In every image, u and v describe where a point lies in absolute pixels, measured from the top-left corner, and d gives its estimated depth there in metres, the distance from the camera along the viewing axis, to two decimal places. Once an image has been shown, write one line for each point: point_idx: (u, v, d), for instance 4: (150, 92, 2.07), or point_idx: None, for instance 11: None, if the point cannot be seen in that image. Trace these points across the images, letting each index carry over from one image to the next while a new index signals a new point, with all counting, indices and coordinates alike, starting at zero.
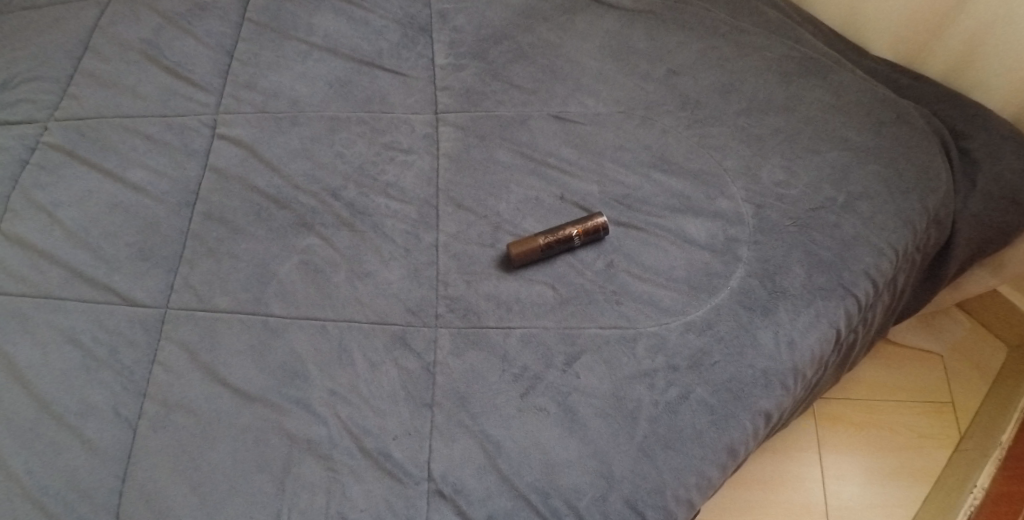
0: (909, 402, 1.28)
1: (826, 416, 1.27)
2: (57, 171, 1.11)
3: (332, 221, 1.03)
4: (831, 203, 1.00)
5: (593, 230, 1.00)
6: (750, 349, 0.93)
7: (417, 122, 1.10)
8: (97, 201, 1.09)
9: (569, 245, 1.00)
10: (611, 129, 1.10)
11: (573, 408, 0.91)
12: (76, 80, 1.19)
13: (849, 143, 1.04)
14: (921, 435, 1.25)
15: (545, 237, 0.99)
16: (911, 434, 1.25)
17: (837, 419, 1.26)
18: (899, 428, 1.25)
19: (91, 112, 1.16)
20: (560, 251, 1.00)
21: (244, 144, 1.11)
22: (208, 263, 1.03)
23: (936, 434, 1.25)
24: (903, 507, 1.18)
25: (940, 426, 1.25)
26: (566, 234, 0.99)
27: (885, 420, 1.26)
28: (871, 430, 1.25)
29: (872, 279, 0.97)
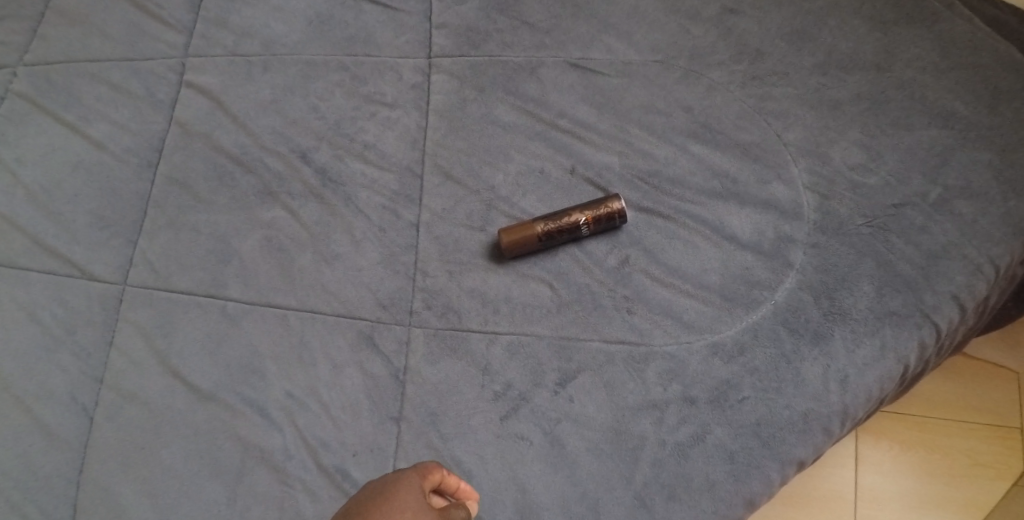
0: (973, 422, 1.04)
1: (870, 428, 1.05)
2: (21, 124, 0.99)
3: (300, 190, 0.88)
4: (919, 200, 0.79)
5: (607, 219, 0.80)
6: (791, 384, 0.76)
7: (405, 68, 0.93)
8: (60, 157, 0.97)
9: (574, 236, 0.81)
10: (642, 83, 0.88)
11: (561, 439, 0.76)
12: (48, 18, 1.04)
13: (955, 119, 0.81)
14: (978, 463, 1.03)
15: (545, 224, 0.80)
16: (966, 459, 1.03)
17: (882, 433, 1.05)
18: (954, 451, 1.03)
19: (60, 55, 1.02)
20: (564, 241, 0.82)
21: (211, 94, 0.97)
22: (168, 235, 0.90)
23: (998, 462, 1.02)
24: None
25: (1005, 454, 1.03)
26: (572, 223, 0.80)
27: (939, 440, 1.04)
28: (919, 451, 1.04)
29: (960, 304, 0.77)
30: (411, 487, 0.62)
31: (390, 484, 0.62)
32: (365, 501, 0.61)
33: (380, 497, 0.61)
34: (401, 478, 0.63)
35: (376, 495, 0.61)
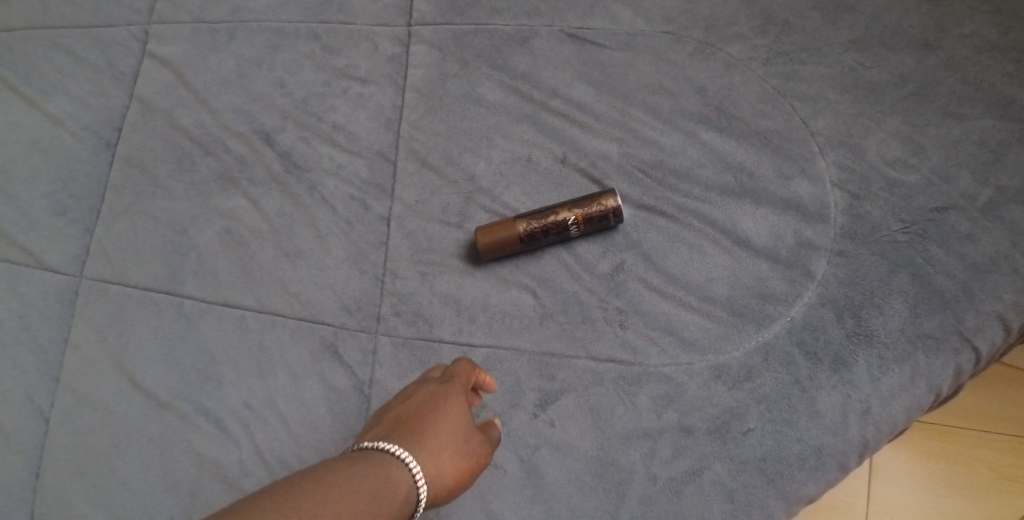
0: (999, 432, 0.91)
1: None
2: None
3: (262, 177, 0.80)
4: (965, 203, 0.68)
5: (602, 220, 0.70)
6: (804, 415, 0.65)
7: (381, 38, 0.82)
8: (11, 133, 0.88)
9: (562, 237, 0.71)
10: (648, 58, 0.76)
11: (539, 468, 0.67)
12: None
13: (1014, 108, 0.69)
14: (1002, 476, 0.90)
15: (527, 222, 0.70)
16: (988, 472, 0.90)
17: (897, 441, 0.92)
18: (976, 463, 0.91)
19: (21, 21, 0.91)
20: (550, 242, 0.72)
21: (173, 65, 0.87)
22: (124, 223, 0.82)
23: None
24: None
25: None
26: (561, 222, 0.70)
27: (961, 451, 0.91)
28: (937, 462, 0.91)
29: (1007, 325, 0.65)
30: (458, 401, 0.59)
31: (436, 392, 0.59)
32: (411, 410, 0.57)
33: (427, 405, 0.58)
34: (447, 388, 0.60)
35: (421, 403, 0.58)
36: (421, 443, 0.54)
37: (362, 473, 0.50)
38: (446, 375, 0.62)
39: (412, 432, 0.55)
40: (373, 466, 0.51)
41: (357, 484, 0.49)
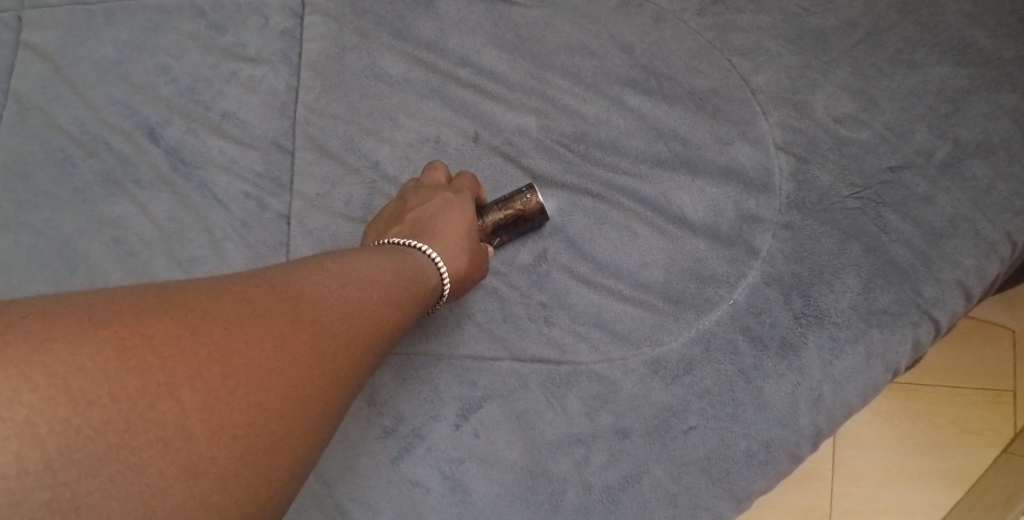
0: (960, 386, 0.87)
1: None
2: None
3: (148, 178, 0.71)
4: (923, 159, 0.60)
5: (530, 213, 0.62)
6: (750, 408, 0.59)
7: (272, 11, 0.73)
8: None
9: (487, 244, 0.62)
10: (567, 16, 0.67)
11: (464, 484, 0.61)
12: None
13: (973, 52, 0.61)
14: (966, 431, 0.85)
15: None
16: (953, 427, 0.86)
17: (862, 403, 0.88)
18: (940, 420, 0.86)
19: None
20: None
21: (47, 56, 0.77)
22: (2, 240, 0.72)
23: (988, 430, 0.85)
24: None
25: (997, 420, 0.85)
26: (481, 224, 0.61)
27: (924, 408, 0.87)
28: (901, 420, 0.87)
29: (968, 294, 0.59)
30: (466, 209, 0.59)
31: (446, 200, 0.59)
32: (426, 219, 0.58)
33: (439, 212, 0.58)
34: (456, 196, 0.60)
35: (433, 210, 0.58)
36: (444, 242, 0.56)
37: (401, 258, 0.52)
38: (454, 187, 0.61)
39: (434, 233, 0.56)
40: (409, 254, 0.53)
41: (400, 263, 0.51)
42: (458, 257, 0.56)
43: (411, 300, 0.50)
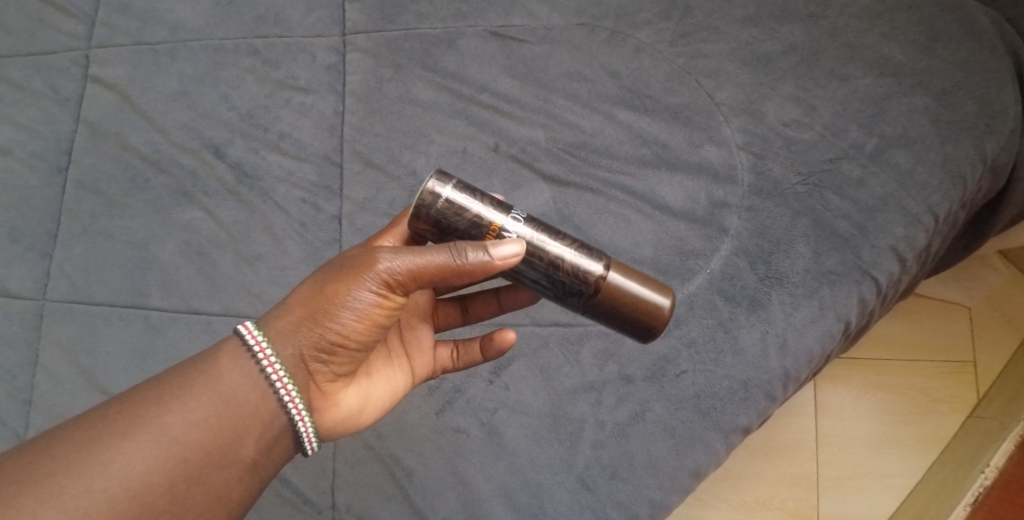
0: (924, 360, 1.04)
1: (826, 376, 1.06)
2: None
3: (214, 188, 0.84)
4: (856, 151, 0.75)
5: (455, 209, 0.58)
6: (728, 354, 0.73)
7: (318, 48, 0.86)
8: None
9: (538, 249, 0.59)
10: (567, 49, 0.83)
11: (498, 428, 0.74)
12: None
13: (891, 65, 0.76)
14: (934, 399, 1.03)
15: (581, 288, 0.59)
16: (922, 397, 1.03)
17: (839, 381, 1.05)
18: (910, 391, 1.04)
19: None
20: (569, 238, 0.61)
21: (117, 89, 0.90)
22: (83, 244, 0.86)
23: (953, 398, 1.03)
24: (905, 480, 1.00)
25: (960, 388, 1.03)
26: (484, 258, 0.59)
27: (895, 381, 1.04)
28: (877, 394, 1.04)
29: (901, 256, 0.73)
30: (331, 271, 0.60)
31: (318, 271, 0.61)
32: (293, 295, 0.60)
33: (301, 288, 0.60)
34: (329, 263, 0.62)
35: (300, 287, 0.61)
36: (281, 325, 0.57)
37: (223, 381, 0.56)
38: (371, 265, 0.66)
39: (270, 324, 0.57)
40: (232, 373, 0.56)
41: (218, 402, 0.55)
42: (287, 340, 0.57)
43: (214, 450, 0.54)
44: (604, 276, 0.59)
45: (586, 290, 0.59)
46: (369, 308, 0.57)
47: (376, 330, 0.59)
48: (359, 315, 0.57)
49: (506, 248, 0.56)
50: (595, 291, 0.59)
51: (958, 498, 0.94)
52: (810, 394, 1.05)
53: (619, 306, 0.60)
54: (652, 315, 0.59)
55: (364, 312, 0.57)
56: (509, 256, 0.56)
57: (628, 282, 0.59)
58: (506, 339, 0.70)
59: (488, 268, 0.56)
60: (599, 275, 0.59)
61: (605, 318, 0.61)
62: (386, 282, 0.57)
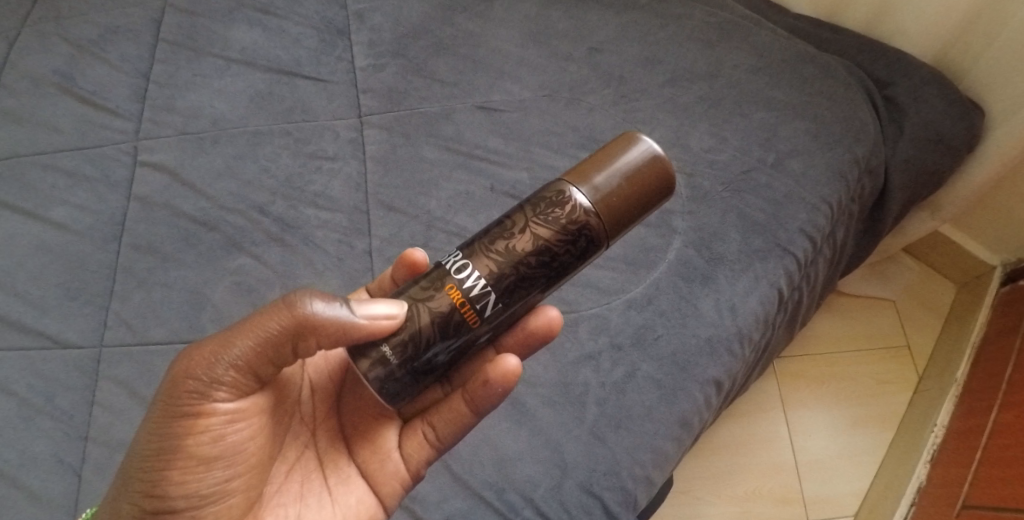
0: (871, 348, 1.36)
1: (789, 374, 1.34)
2: None
3: (261, 239, 1.01)
4: (762, 163, 1.00)
5: (414, 323, 0.70)
6: (692, 318, 0.92)
7: (340, 127, 1.08)
8: (37, 247, 1.04)
9: (520, 258, 0.70)
10: (537, 114, 1.08)
11: (519, 400, 0.89)
12: (13, 127, 1.13)
13: (775, 106, 1.05)
14: (883, 382, 1.32)
15: (585, 223, 0.70)
16: (873, 382, 1.33)
17: (800, 378, 1.33)
18: (861, 378, 1.33)
19: (30, 151, 1.11)
20: (527, 208, 0.72)
21: (166, 169, 1.07)
22: (139, 295, 1.00)
23: (898, 379, 1.33)
24: (868, 452, 1.26)
25: (903, 370, 1.34)
26: (496, 310, 0.70)
27: (848, 370, 1.34)
28: (835, 383, 1.33)
29: (808, 235, 0.97)
30: None
31: None
32: None
33: None
34: None
35: None
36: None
37: None
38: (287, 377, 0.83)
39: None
40: None
41: None
42: None
43: None
44: (590, 204, 0.70)
45: (594, 222, 0.70)
46: (187, 454, 0.70)
47: (208, 475, 0.71)
48: (172, 467, 0.69)
49: (385, 303, 0.70)
50: (598, 213, 0.70)
51: (916, 455, 1.19)
52: (775, 391, 1.33)
53: (628, 199, 0.71)
54: (648, 176, 0.72)
55: (173, 460, 0.69)
56: (394, 313, 0.69)
57: (606, 180, 0.71)
58: (510, 367, 0.77)
59: (351, 328, 0.68)
60: (587, 205, 0.70)
61: (628, 215, 0.72)
62: (200, 419, 0.70)
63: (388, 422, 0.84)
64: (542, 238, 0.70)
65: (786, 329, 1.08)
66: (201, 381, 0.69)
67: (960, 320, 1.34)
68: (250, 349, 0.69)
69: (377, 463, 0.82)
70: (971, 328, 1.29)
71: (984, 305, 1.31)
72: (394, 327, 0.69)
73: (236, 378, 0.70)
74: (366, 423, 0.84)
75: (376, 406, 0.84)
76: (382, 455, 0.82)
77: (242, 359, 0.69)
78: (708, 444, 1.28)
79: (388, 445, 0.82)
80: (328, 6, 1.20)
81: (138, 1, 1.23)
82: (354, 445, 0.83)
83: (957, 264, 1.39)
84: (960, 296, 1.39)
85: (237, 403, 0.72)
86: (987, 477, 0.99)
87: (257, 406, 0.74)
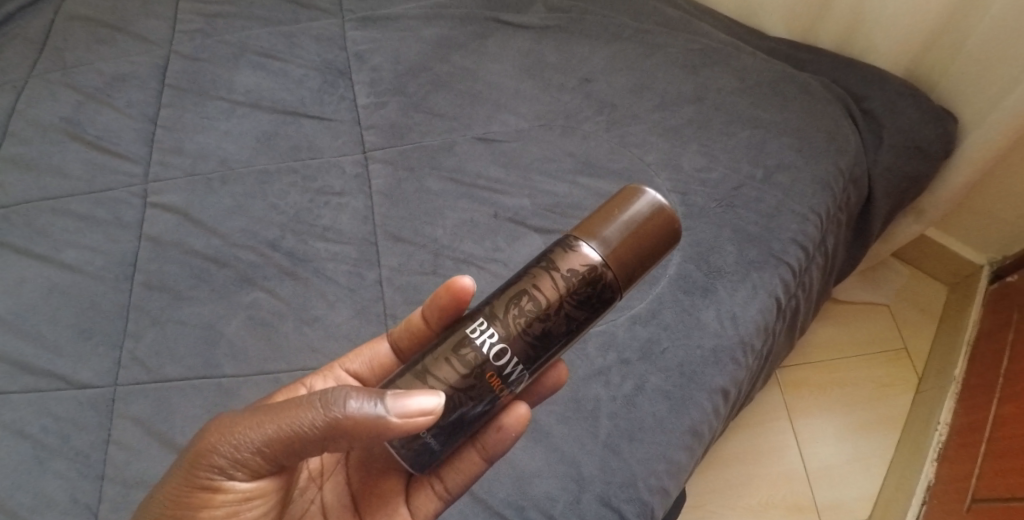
0: (870, 354, 1.43)
1: (791, 383, 1.41)
2: (6, 267, 1.08)
3: (273, 273, 1.04)
4: (752, 179, 1.05)
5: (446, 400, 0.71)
6: (696, 329, 0.96)
7: (346, 163, 1.12)
8: (48, 290, 1.06)
9: (543, 322, 0.72)
10: (535, 143, 1.12)
11: (533, 418, 0.92)
12: (23, 175, 1.15)
13: (761, 124, 1.10)
14: (885, 385, 1.39)
15: (602, 281, 0.72)
16: (875, 387, 1.39)
17: (802, 386, 1.40)
18: (862, 383, 1.40)
19: (40, 197, 1.14)
20: (542, 268, 0.73)
21: (176, 210, 1.10)
22: (153, 333, 1.01)
23: (898, 382, 1.39)
24: (875, 455, 1.32)
25: (902, 373, 1.40)
26: (521, 376, 0.72)
27: (849, 375, 1.41)
28: (838, 390, 1.39)
29: (801, 245, 1.01)
30: None
31: None
32: None
33: None
34: None
35: None
36: None
37: None
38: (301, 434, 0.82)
39: None
40: None
41: None
42: None
43: None
44: (604, 262, 0.72)
45: (609, 276, 0.72)
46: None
47: None
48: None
49: (426, 398, 0.68)
50: (612, 268, 0.72)
51: (923, 454, 1.25)
52: (779, 401, 1.39)
53: (638, 252, 0.73)
54: (657, 228, 0.74)
55: None
56: (433, 408, 0.68)
57: (616, 233, 0.73)
58: (522, 414, 0.81)
59: (388, 429, 0.66)
60: (600, 261, 0.72)
61: (639, 267, 0.74)
62: (215, 492, 0.70)
63: (394, 476, 0.83)
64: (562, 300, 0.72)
65: (786, 338, 1.11)
66: (222, 461, 0.69)
67: (952, 321, 1.42)
68: (273, 437, 0.68)
69: (385, 518, 0.82)
70: (964, 327, 1.36)
71: (974, 304, 1.38)
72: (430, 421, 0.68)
73: (257, 461, 0.70)
74: (374, 478, 0.83)
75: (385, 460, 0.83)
76: (391, 511, 0.82)
77: (264, 447, 0.69)
78: (718, 457, 1.33)
79: (397, 500, 0.83)
80: (329, 48, 1.24)
81: (142, 49, 1.27)
82: (361, 499, 0.83)
83: (945, 266, 1.47)
84: (950, 297, 1.47)
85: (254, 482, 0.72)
86: (998, 471, 1.04)
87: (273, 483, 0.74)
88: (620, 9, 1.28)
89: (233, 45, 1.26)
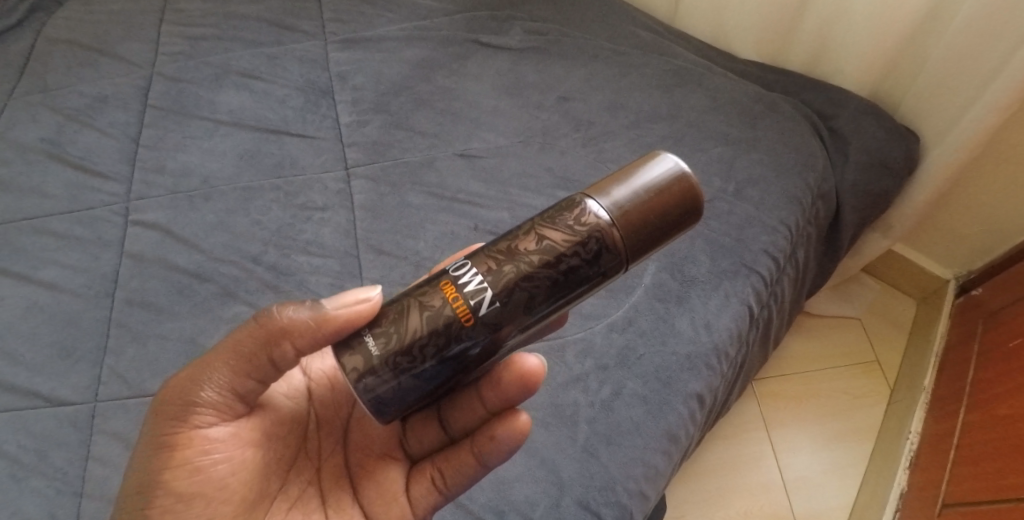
0: (844, 365, 1.46)
1: (768, 394, 1.44)
2: None
3: (255, 286, 1.05)
4: (723, 192, 1.09)
5: (400, 317, 0.71)
6: (671, 336, 0.98)
7: (329, 179, 1.14)
8: (27, 308, 1.06)
9: (531, 265, 0.70)
10: (514, 158, 1.15)
11: None
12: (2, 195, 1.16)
13: (732, 139, 1.14)
14: (859, 396, 1.43)
15: (606, 241, 0.71)
16: (849, 397, 1.42)
17: (779, 397, 1.43)
18: (837, 393, 1.43)
19: (21, 216, 1.14)
20: (552, 214, 0.73)
21: (158, 227, 1.11)
22: (134, 348, 1.02)
23: (872, 394, 1.43)
24: (852, 465, 1.35)
25: (875, 384, 1.44)
26: (492, 313, 0.70)
27: (825, 385, 1.44)
28: (813, 401, 1.42)
29: (772, 255, 1.05)
30: None
31: None
32: None
33: None
34: None
35: None
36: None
37: None
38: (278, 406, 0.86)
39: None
40: None
41: None
42: None
43: None
44: (609, 221, 0.71)
45: (611, 238, 0.71)
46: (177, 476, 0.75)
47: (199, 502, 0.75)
48: (155, 505, 0.74)
49: (362, 291, 0.74)
50: (617, 229, 0.71)
51: (895, 463, 1.28)
52: (756, 413, 1.41)
53: (650, 222, 0.71)
54: (673, 194, 0.72)
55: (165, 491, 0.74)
56: (369, 295, 0.73)
57: (630, 195, 0.71)
58: (521, 422, 0.82)
59: (321, 318, 0.73)
60: (603, 218, 0.71)
61: (649, 236, 0.72)
62: (189, 444, 0.75)
63: (393, 463, 0.87)
64: (563, 252, 0.71)
65: (760, 347, 1.14)
66: (181, 406, 0.75)
67: (921, 333, 1.46)
68: (223, 368, 0.75)
69: (384, 504, 0.84)
70: (933, 340, 1.40)
71: (942, 317, 1.42)
72: (369, 309, 0.73)
73: (215, 399, 0.76)
74: (371, 462, 0.87)
75: (384, 448, 0.88)
76: (389, 498, 0.84)
77: (218, 381, 0.75)
78: (700, 468, 1.35)
79: (396, 488, 0.85)
80: (311, 69, 1.27)
81: (125, 71, 1.29)
82: (359, 485, 0.85)
83: (914, 281, 1.51)
84: (920, 310, 1.51)
85: (221, 429, 0.77)
86: (967, 477, 1.06)
87: (244, 433, 0.79)
88: (596, 32, 1.33)
89: (216, 67, 1.29)
